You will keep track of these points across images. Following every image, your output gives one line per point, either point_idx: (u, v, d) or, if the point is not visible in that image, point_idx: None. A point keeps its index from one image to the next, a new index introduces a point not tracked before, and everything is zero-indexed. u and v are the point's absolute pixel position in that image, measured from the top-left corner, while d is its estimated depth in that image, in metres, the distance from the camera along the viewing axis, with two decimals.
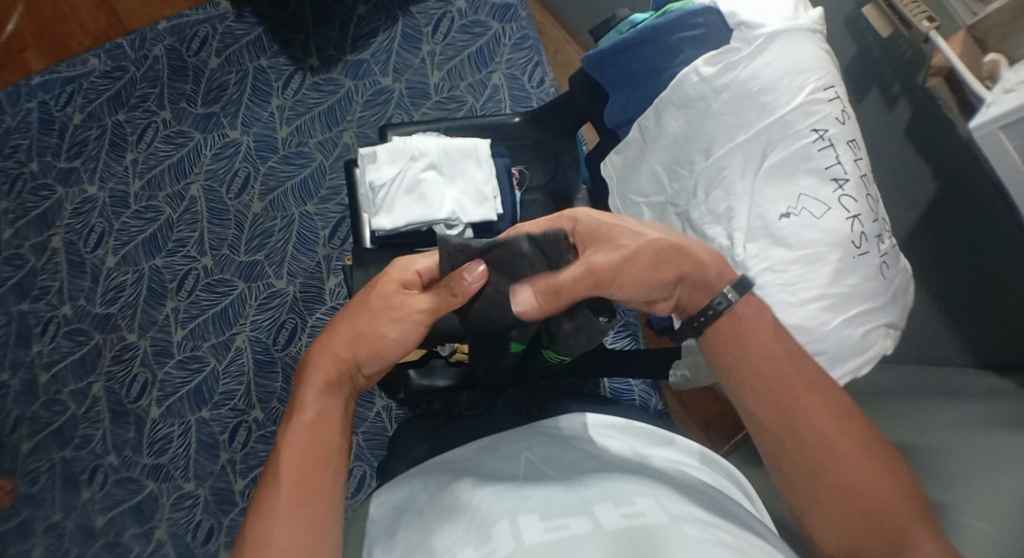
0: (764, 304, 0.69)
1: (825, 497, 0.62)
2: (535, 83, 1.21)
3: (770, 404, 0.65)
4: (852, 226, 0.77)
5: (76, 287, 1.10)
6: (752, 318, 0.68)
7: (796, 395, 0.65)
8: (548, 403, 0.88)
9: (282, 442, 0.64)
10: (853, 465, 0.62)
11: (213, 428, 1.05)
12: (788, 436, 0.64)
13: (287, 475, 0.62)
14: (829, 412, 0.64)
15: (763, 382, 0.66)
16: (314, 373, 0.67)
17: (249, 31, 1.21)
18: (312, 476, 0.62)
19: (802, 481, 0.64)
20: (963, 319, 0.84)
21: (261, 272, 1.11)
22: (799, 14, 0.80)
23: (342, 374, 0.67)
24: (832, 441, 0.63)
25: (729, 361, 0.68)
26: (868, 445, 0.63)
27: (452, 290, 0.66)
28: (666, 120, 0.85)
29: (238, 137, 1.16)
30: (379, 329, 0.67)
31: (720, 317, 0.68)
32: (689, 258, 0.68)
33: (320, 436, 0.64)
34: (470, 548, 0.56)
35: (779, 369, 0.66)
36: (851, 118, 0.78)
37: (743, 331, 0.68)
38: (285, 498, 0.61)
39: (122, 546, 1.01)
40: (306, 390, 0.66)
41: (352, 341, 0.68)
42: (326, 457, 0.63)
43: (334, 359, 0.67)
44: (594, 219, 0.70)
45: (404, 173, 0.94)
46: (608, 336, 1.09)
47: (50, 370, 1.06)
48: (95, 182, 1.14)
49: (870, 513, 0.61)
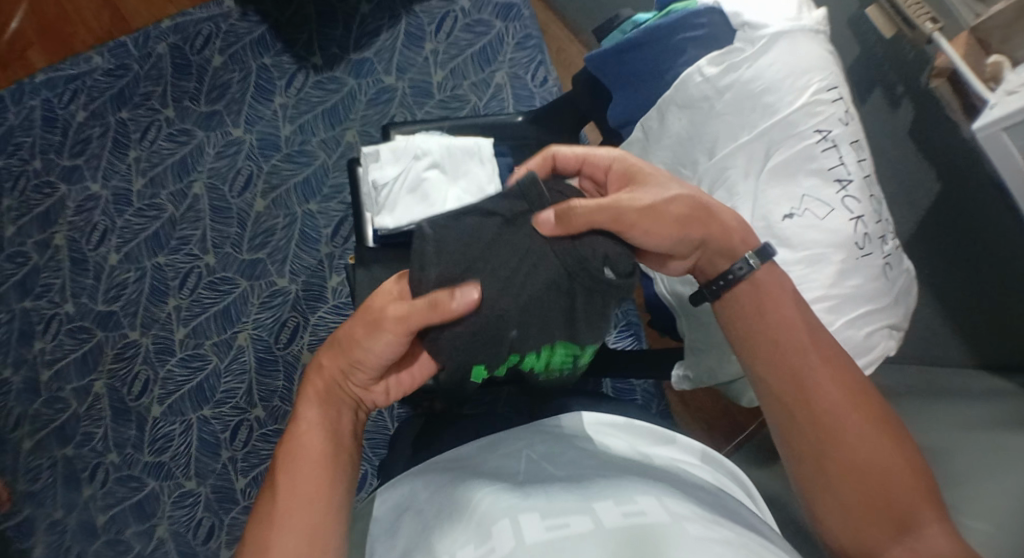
0: (784, 275, 0.69)
1: (834, 469, 0.63)
2: (538, 83, 1.21)
3: (787, 372, 0.66)
4: (855, 227, 0.77)
5: (78, 285, 1.10)
6: (773, 287, 0.68)
7: (812, 365, 0.65)
8: (551, 400, 0.87)
9: (279, 450, 0.66)
10: (863, 438, 0.63)
11: (214, 427, 1.05)
12: (803, 405, 0.65)
13: (281, 481, 0.63)
14: (841, 384, 0.65)
15: (780, 351, 0.66)
16: (308, 384, 0.69)
17: (252, 30, 1.21)
18: (305, 482, 0.63)
19: (810, 451, 0.64)
20: (967, 322, 0.85)
21: (263, 271, 1.11)
22: (803, 14, 0.81)
23: (334, 384, 0.68)
24: (845, 412, 0.64)
25: (742, 328, 0.68)
26: (876, 419, 0.64)
27: (434, 304, 0.62)
28: (669, 120, 0.85)
29: (241, 135, 1.17)
30: (353, 339, 0.65)
31: (738, 285, 0.68)
32: (718, 226, 0.68)
33: (310, 444, 0.65)
34: (469, 547, 0.57)
35: (798, 338, 0.66)
36: (854, 119, 0.79)
37: (761, 299, 0.68)
38: (280, 504, 0.62)
39: (123, 544, 1.01)
40: (302, 401, 0.68)
41: (335, 353, 0.67)
42: (319, 463, 0.64)
43: (322, 372, 0.68)
44: (630, 164, 0.70)
45: (406, 172, 0.94)
46: (610, 335, 1.09)
47: (52, 368, 1.06)
48: (98, 179, 1.14)
49: (878, 485, 0.62)
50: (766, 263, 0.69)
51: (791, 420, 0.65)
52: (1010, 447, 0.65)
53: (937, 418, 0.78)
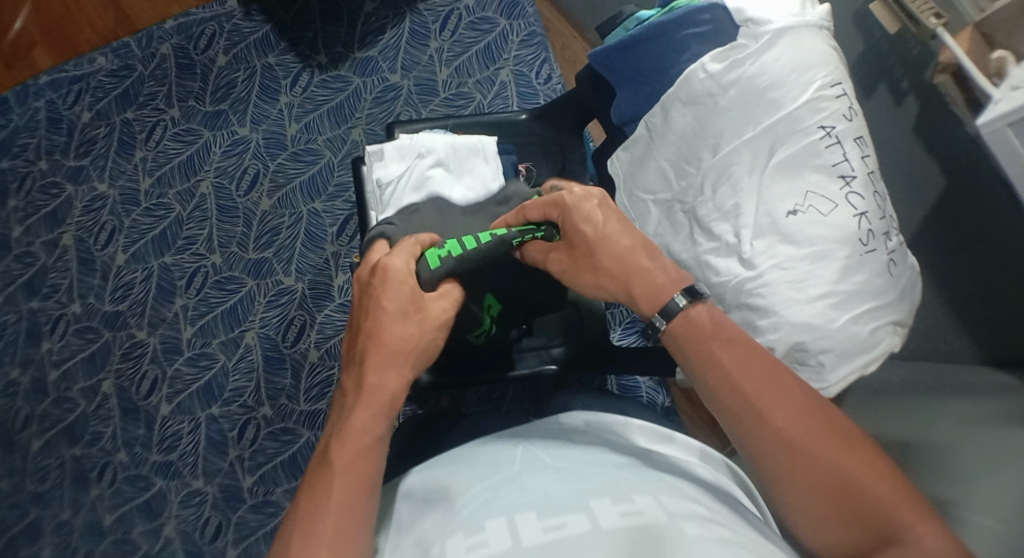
0: (718, 311, 0.68)
1: (809, 496, 0.61)
2: (542, 80, 1.20)
3: (731, 403, 0.64)
4: (860, 223, 0.77)
5: (85, 285, 1.10)
6: (706, 325, 0.67)
7: (757, 398, 0.63)
8: (554, 398, 0.88)
9: (334, 467, 0.62)
10: (826, 458, 0.61)
11: (222, 425, 1.05)
12: (760, 441, 0.62)
13: (338, 504, 0.61)
14: (791, 408, 0.63)
15: (724, 391, 0.65)
16: (369, 394, 0.65)
17: (257, 29, 1.21)
18: (364, 503, 0.62)
19: (783, 480, 0.62)
20: (974, 316, 0.84)
21: (270, 270, 1.11)
22: (807, 10, 0.81)
23: (394, 392, 0.66)
24: (796, 433, 0.62)
25: (687, 369, 0.67)
26: (839, 433, 0.62)
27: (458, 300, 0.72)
28: (673, 116, 0.86)
29: (247, 134, 1.17)
30: (426, 341, 0.69)
31: (665, 331, 0.68)
32: (633, 278, 0.70)
33: (367, 465, 0.63)
34: (459, 534, 0.58)
35: (736, 373, 0.64)
36: (859, 115, 0.79)
37: (700, 339, 0.67)
38: (340, 532, 0.60)
39: (131, 544, 1.02)
40: (358, 413, 0.65)
41: (404, 357, 0.67)
42: (377, 484, 0.63)
43: (384, 379, 0.66)
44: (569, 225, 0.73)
45: (411, 170, 0.92)
46: (616, 332, 1.08)
47: (59, 368, 1.07)
48: (105, 179, 1.15)
49: (850, 502, 0.59)
50: (697, 304, 0.68)
51: (750, 452, 0.63)
52: (1010, 446, 0.66)
53: (943, 414, 0.78)
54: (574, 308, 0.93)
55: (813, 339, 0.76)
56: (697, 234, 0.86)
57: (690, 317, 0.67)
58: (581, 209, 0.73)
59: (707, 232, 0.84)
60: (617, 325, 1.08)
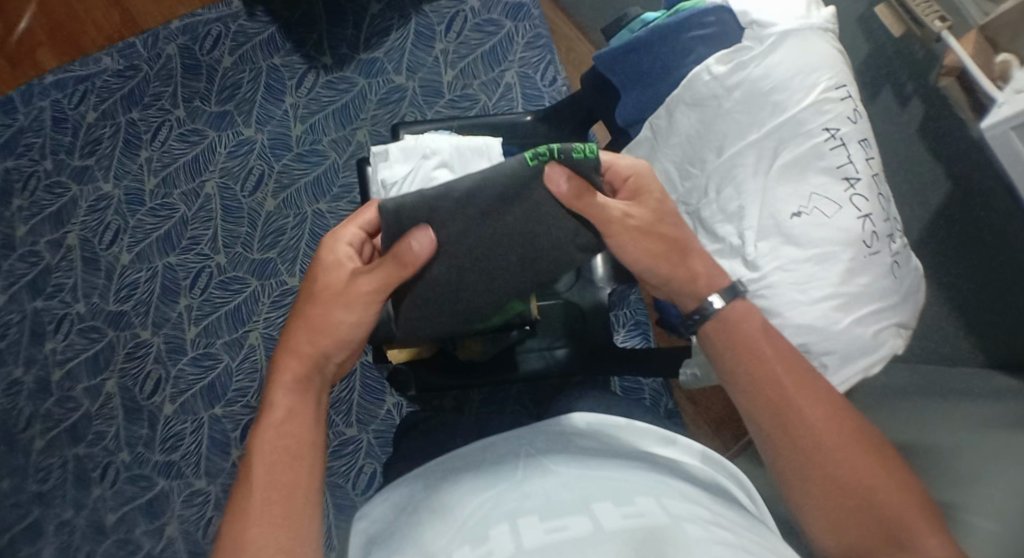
0: (758, 310, 0.72)
1: (822, 495, 0.62)
2: (547, 82, 1.21)
3: (760, 397, 0.67)
4: (863, 225, 0.77)
5: (90, 285, 1.11)
6: (746, 321, 0.70)
7: (786, 394, 0.66)
8: (558, 399, 0.89)
9: (255, 439, 0.66)
10: (841, 459, 0.63)
11: (225, 425, 1.06)
12: (782, 438, 0.65)
13: (254, 473, 0.64)
14: (817, 409, 0.65)
15: (755, 385, 0.67)
16: (283, 372, 0.69)
17: (262, 30, 1.22)
18: (283, 471, 0.64)
19: (796, 478, 0.64)
20: (978, 319, 0.84)
21: (274, 270, 1.12)
22: (812, 13, 0.81)
23: (305, 366, 0.70)
24: (820, 434, 0.64)
25: (724, 363, 0.70)
26: (858, 437, 0.64)
27: (402, 262, 0.67)
28: (678, 118, 0.86)
29: (252, 135, 1.17)
30: (333, 316, 0.70)
31: (710, 322, 0.71)
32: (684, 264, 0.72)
33: (281, 434, 0.66)
34: (466, 547, 0.57)
35: (770, 369, 0.67)
36: (862, 117, 0.79)
37: (743, 334, 0.69)
38: (256, 498, 0.62)
39: (134, 543, 1.02)
40: (274, 391, 0.69)
41: (315, 334, 0.70)
42: (296, 453, 0.65)
43: (299, 355, 0.70)
44: (642, 183, 0.72)
45: (416, 171, 0.92)
46: (620, 334, 1.08)
47: (63, 367, 1.08)
48: (110, 179, 1.15)
49: (861, 503, 0.61)
50: (737, 300, 0.72)
51: (772, 448, 0.66)
52: (1015, 449, 0.66)
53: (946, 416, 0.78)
54: (577, 308, 0.93)
55: (817, 341, 0.77)
56: (701, 236, 0.86)
57: (732, 311, 0.70)
58: (653, 178, 0.73)
59: (711, 234, 0.85)
60: (621, 327, 1.08)
